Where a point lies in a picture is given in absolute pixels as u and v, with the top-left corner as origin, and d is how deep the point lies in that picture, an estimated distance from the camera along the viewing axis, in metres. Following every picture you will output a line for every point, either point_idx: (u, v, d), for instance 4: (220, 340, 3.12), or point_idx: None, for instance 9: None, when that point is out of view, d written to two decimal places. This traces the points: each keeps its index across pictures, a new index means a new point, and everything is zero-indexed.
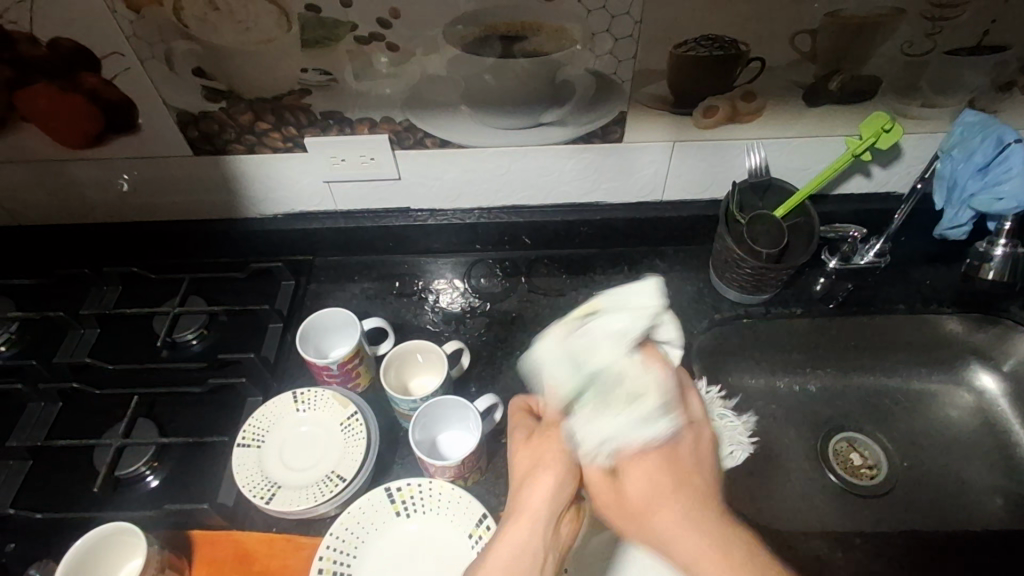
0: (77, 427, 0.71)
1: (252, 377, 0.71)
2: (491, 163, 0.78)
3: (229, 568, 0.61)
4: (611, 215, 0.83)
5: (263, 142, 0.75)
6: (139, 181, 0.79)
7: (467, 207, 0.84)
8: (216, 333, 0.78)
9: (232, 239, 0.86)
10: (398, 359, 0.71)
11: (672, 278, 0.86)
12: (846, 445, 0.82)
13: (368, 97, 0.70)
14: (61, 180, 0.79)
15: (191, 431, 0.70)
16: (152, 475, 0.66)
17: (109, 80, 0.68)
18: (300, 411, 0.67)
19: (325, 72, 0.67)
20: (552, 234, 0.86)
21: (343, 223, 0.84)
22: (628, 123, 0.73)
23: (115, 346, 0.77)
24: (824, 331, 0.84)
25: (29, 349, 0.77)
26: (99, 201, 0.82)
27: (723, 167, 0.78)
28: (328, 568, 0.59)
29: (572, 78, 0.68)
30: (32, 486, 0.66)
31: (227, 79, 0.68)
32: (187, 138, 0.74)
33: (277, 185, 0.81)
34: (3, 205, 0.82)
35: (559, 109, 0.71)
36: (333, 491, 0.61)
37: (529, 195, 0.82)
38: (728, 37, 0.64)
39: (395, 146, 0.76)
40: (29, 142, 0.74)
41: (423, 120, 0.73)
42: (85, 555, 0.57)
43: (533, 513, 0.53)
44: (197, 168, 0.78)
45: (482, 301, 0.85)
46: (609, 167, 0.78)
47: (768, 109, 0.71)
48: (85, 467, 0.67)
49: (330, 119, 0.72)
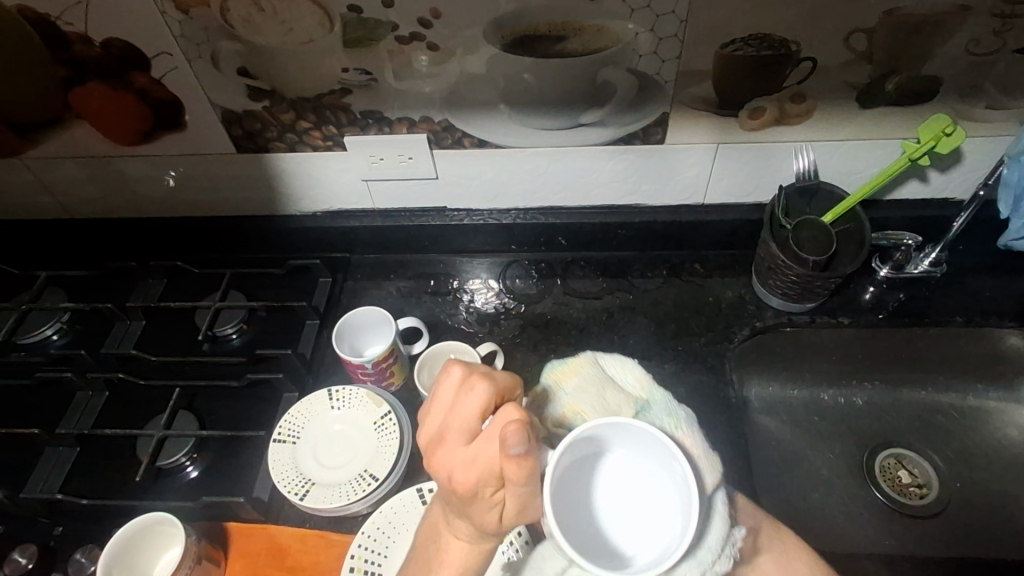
0: (122, 416, 0.73)
1: (288, 373, 0.72)
2: (529, 163, 0.77)
3: (263, 560, 0.62)
4: (650, 218, 0.82)
5: (304, 140, 0.76)
6: (184, 178, 0.81)
7: (504, 208, 0.84)
8: (255, 327, 0.79)
9: (272, 235, 0.87)
10: (432, 359, 0.72)
11: (713, 283, 0.84)
12: (894, 462, 0.78)
13: (408, 96, 0.70)
14: (112, 176, 0.81)
15: (229, 424, 0.72)
16: (192, 466, 0.68)
17: (157, 79, 0.69)
18: (334, 409, 0.67)
19: (366, 72, 0.68)
20: (589, 236, 0.84)
21: (379, 221, 0.85)
22: (670, 124, 0.71)
23: (159, 337, 0.79)
24: (873, 343, 0.80)
25: (79, 339, 0.80)
26: (147, 196, 0.84)
27: (769, 170, 0.76)
28: (359, 568, 0.59)
29: (613, 78, 0.66)
30: (79, 473, 0.68)
31: (271, 79, 0.69)
32: (232, 136, 0.75)
33: (317, 184, 0.82)
34: (58, 199, 0.85)
35: (599, 110, 0.70)
36: (365, 490, 0.61)
37: (566, 196, 0.81)
38: (779, 36, 0.62)
39: (433, 146, 0.76)
40: (83, 138, 0.76)
41: (462, 119, 0.72)
42: (127, 544, 0.58)
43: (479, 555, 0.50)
44: (240, 166, 0.79)
45: (516, 302, 0.84)
46: (650, 169, 0.76)
47: (818, 111, 0.69)
48: (129, 456, 0.69)
49: (370, 118, 0.73)
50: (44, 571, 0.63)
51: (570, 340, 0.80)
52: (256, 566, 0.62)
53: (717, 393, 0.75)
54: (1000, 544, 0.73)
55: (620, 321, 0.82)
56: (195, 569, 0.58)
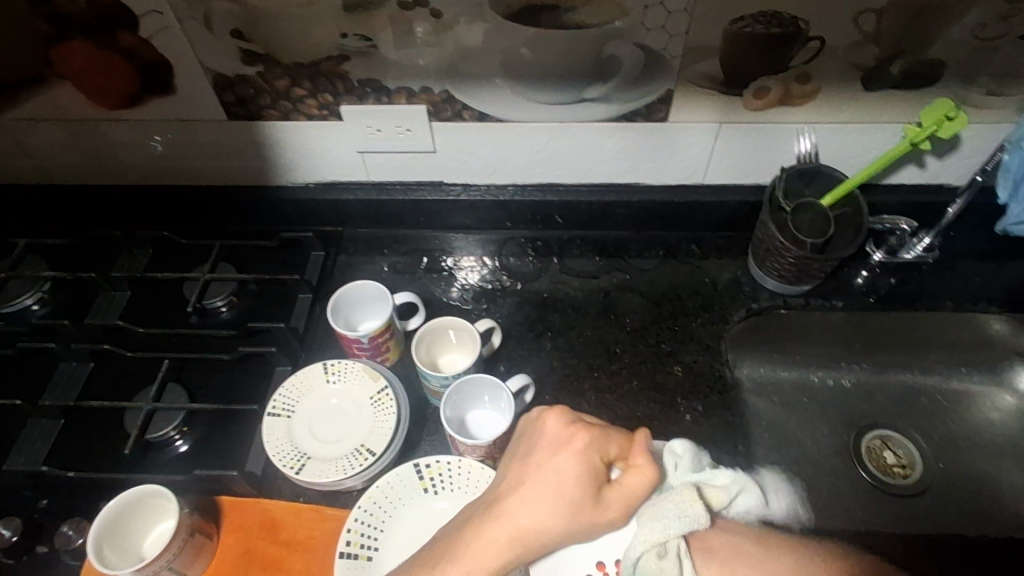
0: (107, 389, 0.71)
1: (281, 347, 0.71)
2: (528, 139, 0.76)
3: (256, 534, 0.61)
4: (648, 198, 0.81)
5: (299, 109, 0.73)
6: (172, 145, 0.79)
7: (501, 184, 0.82)
8: (246, 300, 0.78)
9: (262, 206, 0.85)
10: (430, 335, 0.70)
11: (709, 264, 0.84)
12: (880, 443, 0.80)
13: (406, 66, 0.68)
14: (95, 140, 0.78)
15: (220, 398, 0.70)
16: (182, 440, 0.66)
17: (145, 39, 0.66)
18: (330, 383, 0.66)
19: (365, 38, 0.66)
20: (587, 214, 0.84)
21: (373, 195, 0.83)
22: (674, 101, 0.70)
23: (145, 308, 0.77)
24: (863, 326, 0.81)
25: (61, 309, 0.77)
26: (131, 162, 0.81)
27: (770, 152, 0.76)
28: (355, 542, 0.58)
29: (619, 53, 0.65)
30: (62, 447, 0.66)
31: (265, 43, 0.66)
32: (222, 102, 0.73)
33: (311, 155, 0.79)
34: (37, 163, 0.82)
35: (604, 85, 0.69)
36: (361, 465, 0.61)
37: (565, 173, 0.80)
38: (788, 14, 0.61)
39: (432, 119, 0.74)
40: (63, 99, 0.73)
41: (462, 91, 0.71)
42: (117, 516, 0.57)
43: (500, 529, 0.52)
44: (230, 133, 0.77)
45: (512, 280, 0.84)
46: (651, 147, 0.76)
47: (822, 92, 0.68)
48: (116, 428, 0.67)
49: (368, 88, 0.71)
50: (29, 545, 0.61)
51: (566, 319, 0.80)
52: (249, 541, 0.61)
53: (712, 373, 0.75)
54: (980, 522, 0.75)
55: (616, 300, 0.82)
56: (187, 542, 0.57)
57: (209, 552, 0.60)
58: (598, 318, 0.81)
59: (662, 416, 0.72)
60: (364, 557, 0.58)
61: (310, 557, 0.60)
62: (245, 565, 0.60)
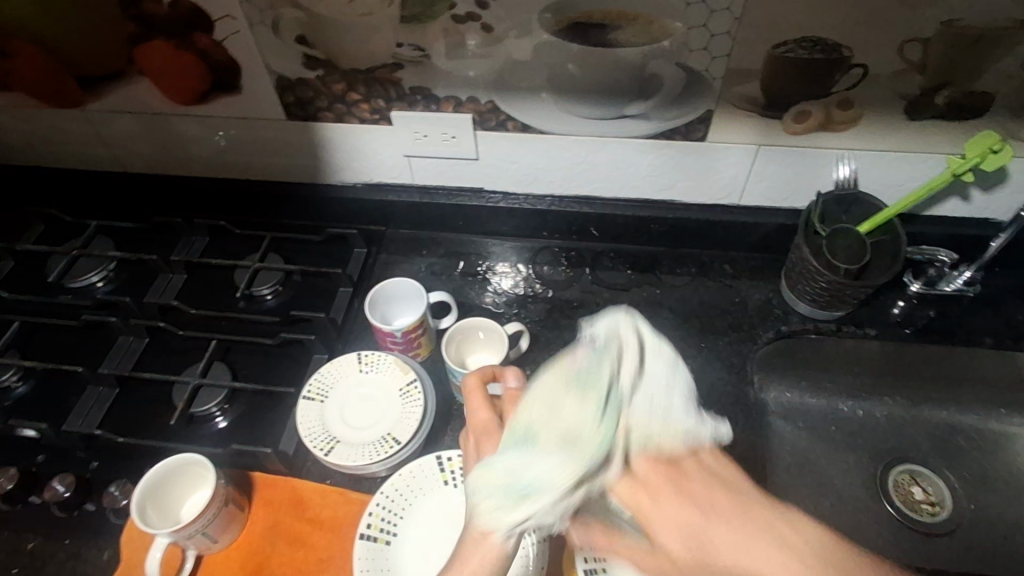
0: (159, 364, 0.76)
1: (320, 336, 0.75)
2: (569, 152, 0.78)
3: (285, 509, 0.64)
4: (683, 215, 0.82)
5: (353, 112, 0.78)
6: (233, 140, 0.84)
7: (540, 194, 0.85)
8: (291, 290, 0.82)
9: (311, 202, 0.89)
10: (462, 333, 0.73)
11: (741, 285, 0.84)
12: (909, 479, 0.78)
13: (456, 77, 0.72)
14: (165, 132, 0.84)
15: (260, 380, 0.74)
16: (222, 416, 0.70)
17: (218, 41, 0.72)
18: (362, 372, 0.69)
19: (418, 48, 0.69)
20: (621, 228, 0.85)
21: (417, 198, 0.86)
22: (714, 122, 0.71)
23: (199, 292, 0.82)
24: (897, 356, 0.80)
25: (123, 287, 0.83)
26: (196, 154, 0.87)
27: (808, 177, 0.76)
28: (375, 525, 0.61)
29: (661, 72, 0.67)
30: (115, 414, 0.71)
31: (326, 49, 0.71)
32: (284, 103, 0.78)
33: (360, 155, 0.84)
34: (112, 151, 0.88)
35: (644, 103, 0.71)
36: (387, 452, 0.63)
37: (602, 186, 0.82)
38: (831, 41, 0.62)
39: (477, 127, 0.77)
40: (141, 93, 0.79)
41: (507, 102, 0.74)
42: (157, 480, 0.60)
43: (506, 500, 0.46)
44: (288, 132, 0.82)
45: (544, 287, 0.86)
46: (688, 165, 0.77)
47: (863, 120, 0.69)
48: (164, 401, 0.72)
49: (418, 95, 0.75)
50: (79, 501, 0.66)
51: None
52: (278, 516, 0.64)
53: (737, 393, 0.76)
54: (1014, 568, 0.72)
55: (646, 315, 0.83)
56: (221, 510, 0.60)
57: (241, 522, 0.63)
58: None
59: None
60: (382, 541, 0.60)
61: (333, 535, 0.63)
62: (272, 539, 0.63)
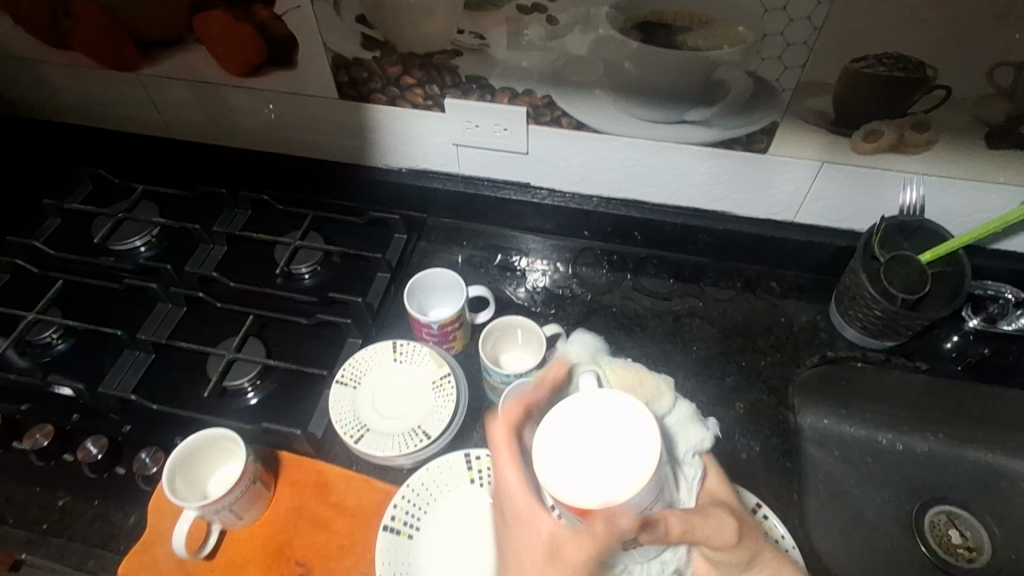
0: (195, 334, 0.76)
1: (355, 320, 0.74)
2: (621, 154, 0.76)
3: (310, 492, 0.64)
4: (734, 228, 0.80)
5: (405, 96, 0.77)
6: (283, 115, 0.83)
7: (587, 194, 0.83)
8: (329, 270, 0.82)
9: (355, 184, 0.88)
10: (499, 330, 0.72)
11: (787, 304, 0.82)
12: (945, 519, 0.75)
13: (514, 68, 0.70)
14: (217, 103, 0.84)
15: (293, 358, 0.74)
16: (254, 392, 0.70)
17: (278, 15, 0.71)
18: (397, 362, 0.68)
19: (479, 36, 0.68)
20: (668, 235, 0.83)
21: (462, 187, 0.85)
22: (777, 135, 0.69)
23: (238, 265, 0.82)
24: (946, 392, 0.77)
25: (165, 254, 0.83)
26: (245, 127, 0.87)
27: (871, 200, 0.73)
28: (399, 518, 0.60)
29: (728, 79, 0.65)
30: (149, 380, 0.71)
31: (386, 30, 0.70)
32: (337, 82, 0.77)
33: (408, 141, 0.83)
34: (163, 117, 0.89)
35: (706, 110, 0.68)
36: (416, 446, 0.63)
37: (651, 190, 0.80)
38: (915, 59, 0.59)
39: (531, 120, 0.76)
40: (196, 61, 0.79)
41: (564, 97, 0.72)
42: (189, 452, 0.61)
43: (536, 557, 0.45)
44: (338, 111, 0.81)
45: (583, 289, 0.84)
46: (745, 177, 0.74)
47: (938, 144, 0.65)
48: (198, 372, 0.72)
49: (474, 83, 0.73)
50: (110, 463, 0.67)
51: (633, 336, 0.80)
52: (303, 498, 0.64)
53: (776, 417, 0.74)
54: None
55: (686, 327, 0.80)
56: (248, 488, 0.60)
57: (266, 502, 0.63)
58: (666, 341, 0.80)
59: (720, 451, 0.71)
60: (405, 534, 0.60)
61: (357, 523, 0.62)
62: (296, 521, 0.62)
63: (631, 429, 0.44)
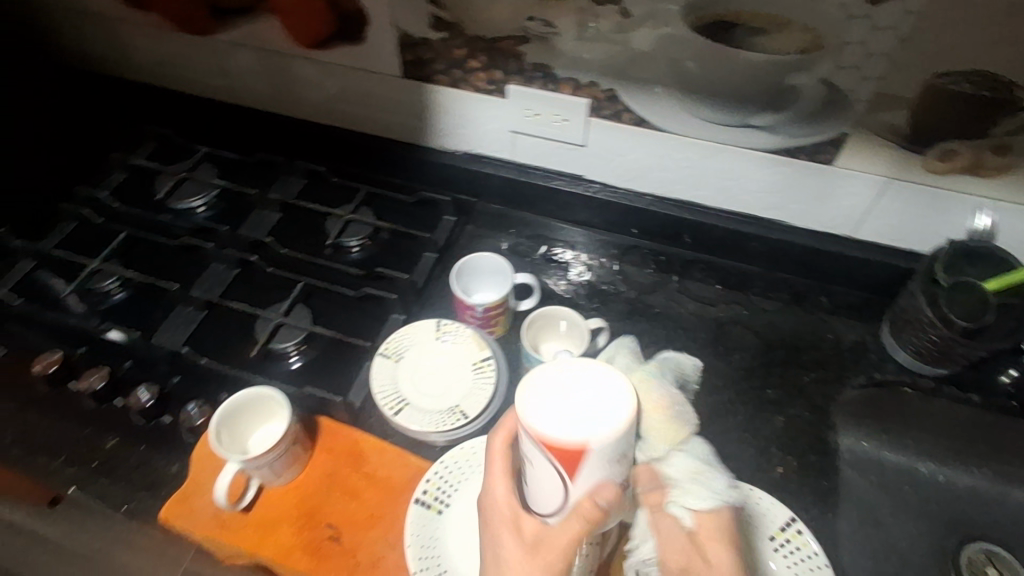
0: (246, 295, 0.78)
1: (400, 296, 0.75)
2: (680, 154, 0.75)
3: (344, 460, 0.65)
4: (789, 238, 0.78)
5: (468, 79, 0.77)
6: (346, 90, 0.85)
7: (640, 192, 0.82)
8: (377, 246, 0.83)
9: (408, 163, 0.89)
10: (542, 319, 0.72)
11: (836, 321, 0.80)
12: (983, 559, 0.68)
13: (580, 59, 0.70)
14: (284, 73, 0.86)
15: (337, 328, 0.76)
16: (297, 357, 0.72)
17: None
18: (441, 341, 0.69)
19: (549, 24, 0.68)
20: (718, 240, 0.82)
21: (514, 175, 0.85)
22: (845, 147, 0.67)
23: (291, 233, 0.84)
24: (995, 427, 0.74)
25: (223, 215, 0.86)
26: (307, 99, 0.88)
27: (936, 222, 0.71)
28: (430, 493, 0.61)
29: (799, 86, 0.63)
30: (200, 336, 0.74)
31: (456, 12, 0.70)
32: (401, 61, 0.77)
33: (465, 124, 0.83)
34: (231, 84, 0.91)
35: (772, 116, 0.67)
36: (452, 425, 0.64)
37: (707, 193, 0.79)
38: (1002, 79, 0.57)
39: (591, 113, 0.75)
40: (268, 31, 0.80)
41: (628, 92, 0.71)
42: (234, 410, 0.63)
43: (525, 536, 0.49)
44: (400, 90, 0.82)
45: (627, 287, 0.83)
46: (806, 187, 0.73)
47: (1016, 170, 0.63)
48: (246, 333, 0.74)
49: (538, 72, 0.73)
50: (158, 412, 0.69)
51: (675, 338, 0.79)
52: (337, 466, 0.65)
53: (814, 434, 0.72)
54: None
55: (729, 334, 0.79)
56: (288, 449, 0.61)
57: (302, 465, 0.64)
58: (707, 346, 0.79)
59: (754, 462, 0.70)
60: (434, 509, 0.60)
61: (388, 495, 0.63)
62: (328, 488, 0.64)
63: (596, 388, 0.44)
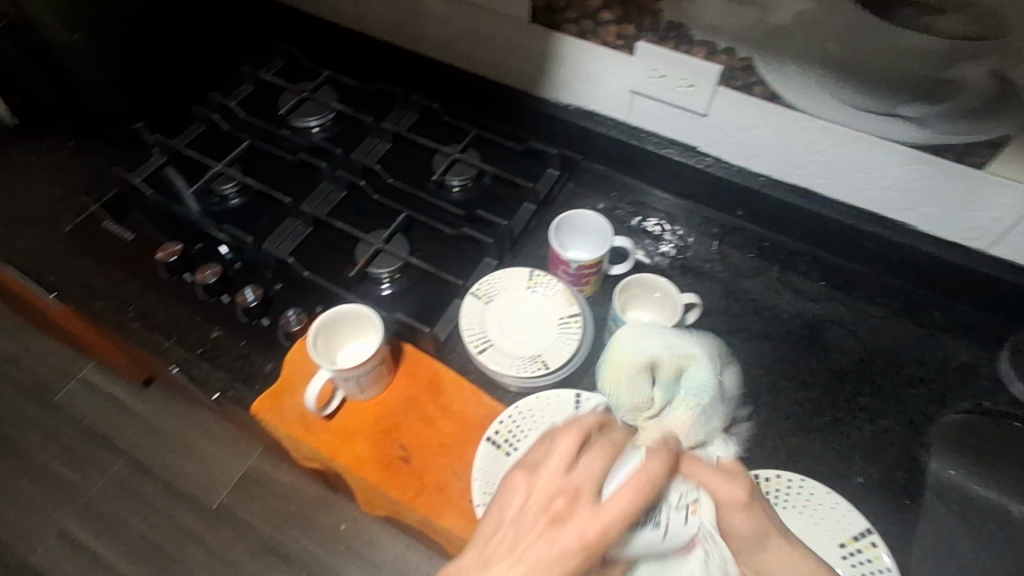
0: (350, 217, 0.81)
1: (496, 241, 0.76)
2: (810, 137, 0.71)
3: (423, 388, 0.67)
4: (913, 243, 0.73)
5: (598, 31, 0.75)
6: (471, 29, 0.84)
7: (756, 171, 0.79)
8: (479, 189, 0.84)
9: (520, 111, 0.89)
10: (636, 286, 0.71)
11: (948, 340, 0.74)
12: None
13: (722, 22, 0.66)
14: (413, 6, 0.86)
15: (430, 262, 0.78)
16: (389, 284, 0.75)
17: None
18: (532, 291, 0.70)
19: None
20: (832, 234, 0.77)
21: (625, 137, 0.83)
22: (1004, 151, 0.61)
23: (398, 164, 0.86)
24: None
25: (336, 138, 0.89)
26: (431, 35, 0.89)
27: None
28: (500, 435, 0.62)
29: (965, 78, 0.58)
30: (304, 249, 0.78)
31: None
32: (533, 5, 0.76)
33: (585, 78, 0.81)
34: (361, 11, 0.92)
35: (925, 107, 0.62)
36: (532, 372, 0.66)
37: (829, 183, 0.74)
38: None
39: (721, 82, 0.72)
40: None
41: (767, 64, 0.67)
42: (330, 322, 0.66)
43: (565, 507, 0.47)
44: (525, 35, 0.81)
45: (724, 268, 0.81)
46: (945, 190, 0.67)
47: None
48: (346, 253, 0.77)
49: (673, 31, 0.70)
50: (260, 313, 0.74)
51: (767, 327, 0.76)
52: (417, 391, 0.67)
53: (904, 451, 0.68)
54: None
55: (825, 334, 0.76)
56: (377, 367, 0.64)
57: (385, 385, 0.67)
58: (800, 342, 0.75)
59: (832, 467, 0.68)
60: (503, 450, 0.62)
61: (461, 428, 0.65)
62: (406, 411, 0.66)
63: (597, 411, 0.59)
